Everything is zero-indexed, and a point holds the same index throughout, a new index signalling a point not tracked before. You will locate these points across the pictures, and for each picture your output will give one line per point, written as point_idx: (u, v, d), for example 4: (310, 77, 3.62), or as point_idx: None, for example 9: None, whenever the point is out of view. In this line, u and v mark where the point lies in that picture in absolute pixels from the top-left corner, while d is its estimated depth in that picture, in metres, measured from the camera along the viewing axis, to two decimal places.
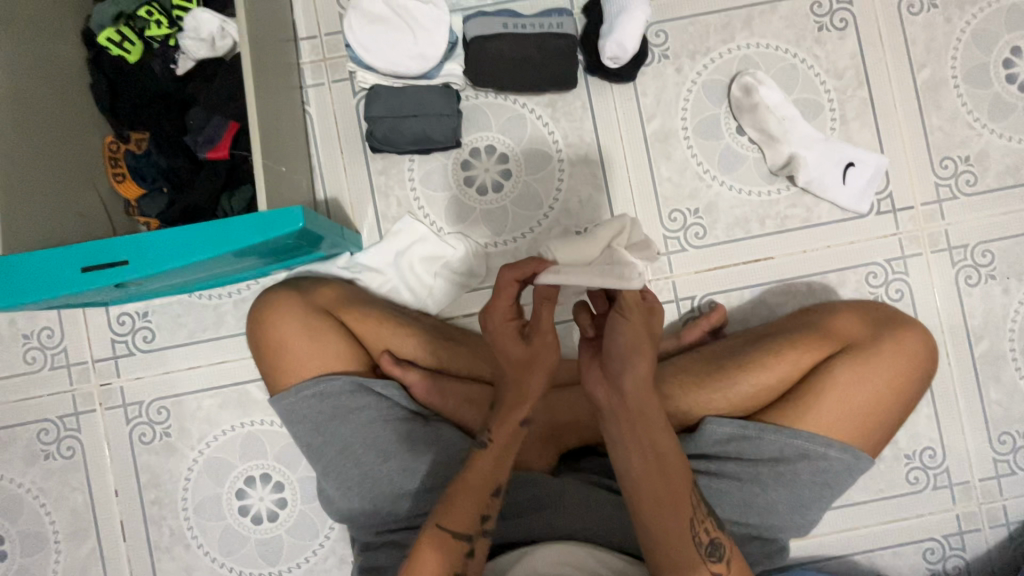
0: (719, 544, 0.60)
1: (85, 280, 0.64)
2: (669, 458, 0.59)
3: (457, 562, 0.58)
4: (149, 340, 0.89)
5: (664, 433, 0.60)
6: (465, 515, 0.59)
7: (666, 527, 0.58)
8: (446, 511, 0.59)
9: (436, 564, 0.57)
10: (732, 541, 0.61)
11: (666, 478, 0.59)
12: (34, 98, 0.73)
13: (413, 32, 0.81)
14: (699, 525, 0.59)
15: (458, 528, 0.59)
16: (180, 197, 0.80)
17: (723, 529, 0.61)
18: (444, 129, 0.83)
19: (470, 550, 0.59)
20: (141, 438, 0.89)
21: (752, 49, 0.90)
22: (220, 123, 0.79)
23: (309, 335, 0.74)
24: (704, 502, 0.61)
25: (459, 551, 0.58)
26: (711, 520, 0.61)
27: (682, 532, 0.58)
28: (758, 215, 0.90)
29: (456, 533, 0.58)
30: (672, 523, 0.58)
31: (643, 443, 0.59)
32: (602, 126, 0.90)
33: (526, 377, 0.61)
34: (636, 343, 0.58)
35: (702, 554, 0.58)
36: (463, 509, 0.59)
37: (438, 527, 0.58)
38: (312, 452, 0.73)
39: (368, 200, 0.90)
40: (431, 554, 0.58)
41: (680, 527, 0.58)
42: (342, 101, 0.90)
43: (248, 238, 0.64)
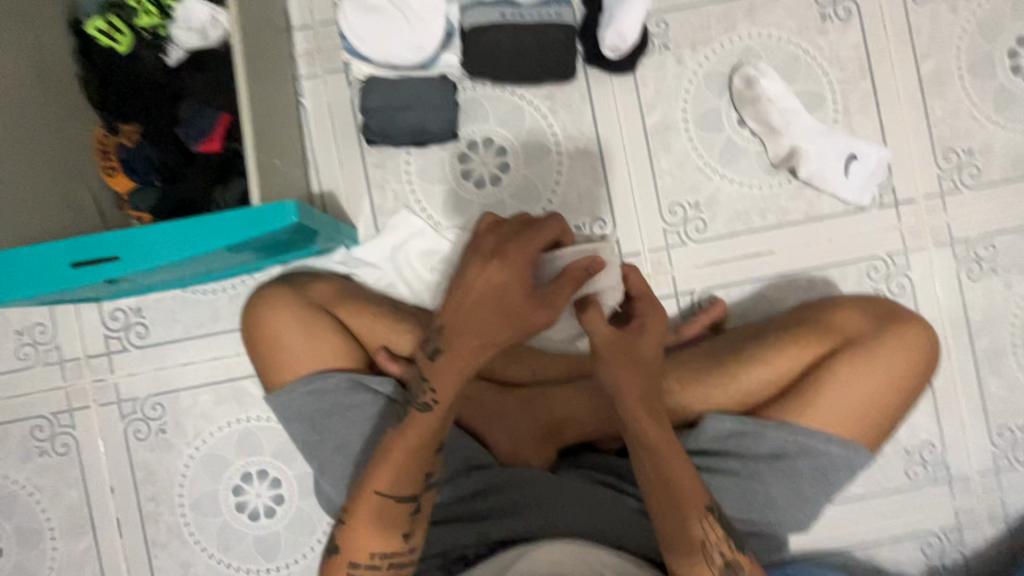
0: (738, 565, 0.59)
1: (74, 279, 0.64)
2: (683, 483, 0.59)
3: (403, 522, 0.61)
4: (143, 336, 0.88)
5: (677, 460, 0.60)
6: (404, 477, 0.60)
7: (680, 551, 0.58)
8: (380, 475, 0.60)
9: (381, 525, 0.60)
10: (753, 560, 0.60)
11: (676, 502, 0.59)
12: (20, 91, 0.72)
13: (408, 21, 0.79)
14: (714, 546, 0.58)
15: (395, 491, 0.60)
16: (173, 190, 0.78)
17: (744, 548, 0.60)
18: (440, 121, 0.82)
19: (416, 506, 0.61)
20: (136, 434, 0.88)
21: (754, 40, 0.89)
22: (211, 114, 0.78)
23: (305, 332, 0.73)
24: (721, 523, 0.60)
25: (402, 511, 0.61)
26: (728, 542, 0.60)
27: (694, 554, 0.58)
28: (759, 209, 0.89)
29: (397, 495, 0.60)
30: (687, 548, 0.58)
31: (653, 470, 0.59)
32: (602, 118, 0.89)
33: (486, 289, 0.58)
34: (625, 381, 0.60)
35: (718, 574, 0.58)
36: (398, 472, 0.60)
37: (376, 493, 0.60)
38: (308, 449, 0.72)
39: (364, 194, 0.88)
40: (374, 515, 0.60)
41: (694, 549, 0.58)
42: (337, 92, 0.88)
43: (241, 234, 0.63)
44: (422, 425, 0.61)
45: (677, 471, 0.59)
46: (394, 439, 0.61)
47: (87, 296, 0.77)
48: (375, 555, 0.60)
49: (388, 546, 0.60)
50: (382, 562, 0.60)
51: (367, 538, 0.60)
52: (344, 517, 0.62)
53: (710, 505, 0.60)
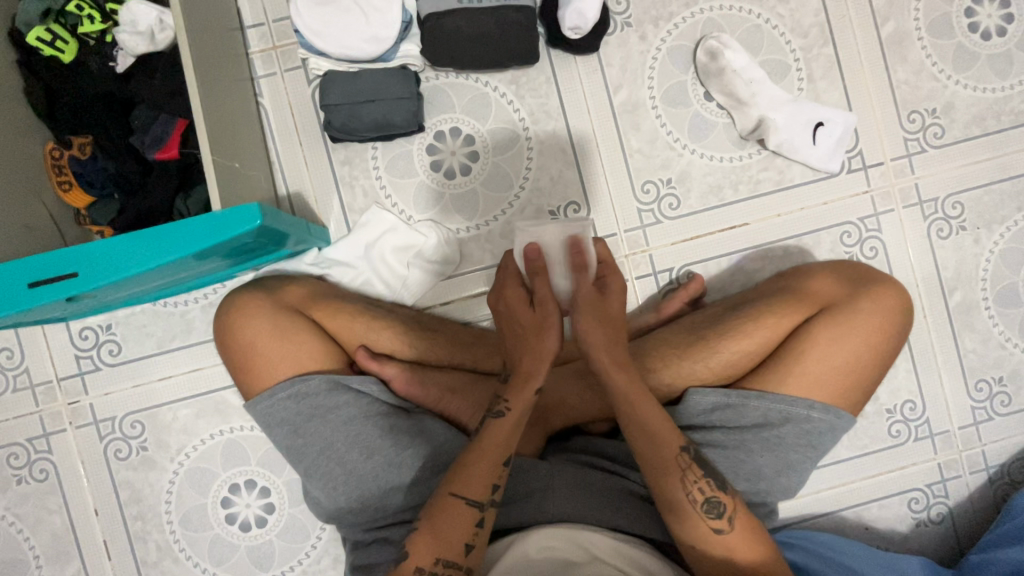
0: (718, 502, 0.63)
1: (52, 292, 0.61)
2: (660, 430, 0.65)
3: (469, 530, 0.60)
4: (115, 353, 0.86)
5: (651, 410, 0.66)
6: (480, 482, 0.61)
7: (664, 497, 0.64)
8: (460, 480, 0.61)
9: (449, 530, 0.59)
10: (735, 499, 0.64)
11: (657, 449, 0.65)
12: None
13: (363, 12, 0.77)
14: (691, 485, 0.64)
15: (470, 495, 0.60)
16: (132, 202, 0.76)
17: (726, 489, 0.64)
18: (404, 113, 0.80)
19: (480, 519, 0.60)
20: (116, 454, 0.86)
21: (715, 12, 0.88)
22: (167, 121, 0.76)
23: (280, 338, 0.72)
24: (699, 463, 0.65)
25: (469, 519, 0.60)
26: (708, 482, 0.64)
27: (676, 495, 0.64)
28: (731, 182, 0.89)
29: (468, 499, 0.60)
30: (668, 489, 0.64)
31: (633, 421, 0.65)
32: (568, 101, 0.88)
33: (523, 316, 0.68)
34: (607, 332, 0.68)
35: (699, 512, 0.63)
36: (479, 479, 0.61)
37: (452, 495, 0.61)
38: (292, 454, 0.71)
39: (332, 192, 0.87)
40: (446, 520, 0.59)
41: (677, 493, 0.63)
42: (296, 90, 0.86)
43: (205, 240, 0.61)
44: (504, 429, 0.64)
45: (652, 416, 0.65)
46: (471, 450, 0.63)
47: (70, 310, 0.75)
48: (439, 562, 0.58)
49: (451, 555, 0.59)
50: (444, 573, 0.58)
51: (434, 539, 0.59)
52: (420, 532, 0.60)
53: (685, 447, 0.65)
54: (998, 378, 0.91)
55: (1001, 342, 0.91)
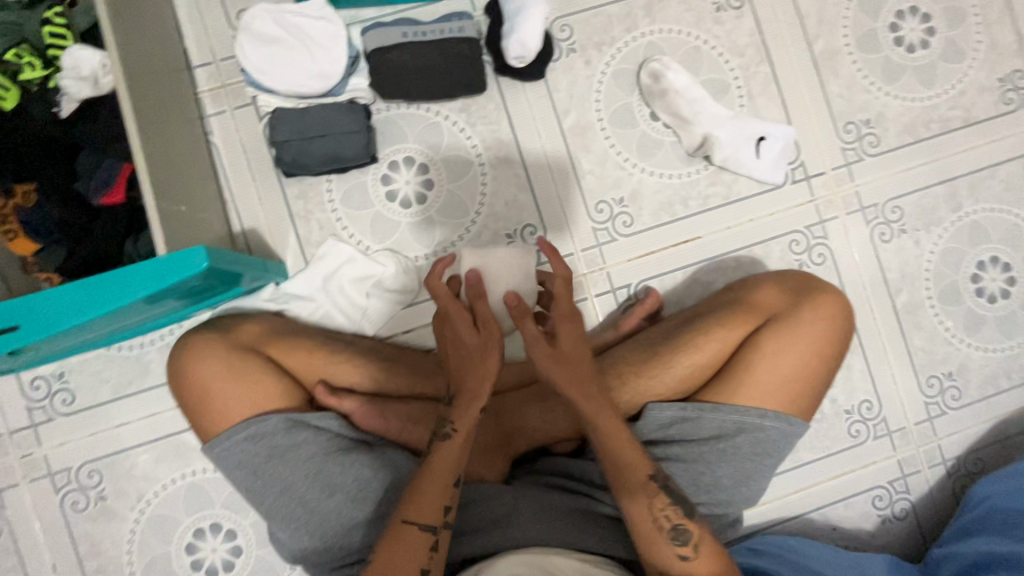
0: (683, 530, 0.64)
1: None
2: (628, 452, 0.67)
3: (424, 555, 0.61)
4: (70, 402, 0.84)
5: (620, 435, 0.68)
6: (431, 507, 0.63)
7: (632, 522, 0.65)
8: (411, 505, 0.63)
9: (405, 558, 0.61)
10: (702, 529, 0.64)
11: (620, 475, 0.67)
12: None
13: (309, 50, 0.78)
14: (657, 512, 0.65)
15: (423, 520, 0.63)
16: (80, 247, 0.75)
17: (693, 516, 0.65)
18: (354, 146, 0.81)
19: (435, 542, 0.62)
20: (73, 506, 0.83)
21: (656, 36, 0.92)
22: (112, 164, 0.75)
23: (235, 378, 0.71)
24: (666, 491, 0.66)
25: (424, 544, 0.62)
26: (674, 508, 0.65)
27: (642, 521, 0.65)
28: (681, 197, 0.91)
29: (422, 524, 0.62)
30: (636, 516, 0.65)
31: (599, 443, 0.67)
32: (519, 126, 0.90)
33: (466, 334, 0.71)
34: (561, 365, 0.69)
35: (665, 538, 0.64)
36: (432, 504, 0.64)
37: (406, 522, 0.62)
38: (253, 496, 0.70)
39: (288, 227, 0.86)
40: (400, 548, 0.61)
41: (643, 517, 0.65)
42: (247, 127, 0.86)
43: (150, 288, 0.60)
44: (450, 453, 0.67)
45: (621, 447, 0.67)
46: (421, 475, 0.65)
47: (18, 362, 0.73)
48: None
49: None
50: None
51: (389, 569, 0.60)
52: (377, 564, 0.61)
53: (652, 474, 0.66)
54: (947, 373, 0.94)
55: (947, 339, 0.94)
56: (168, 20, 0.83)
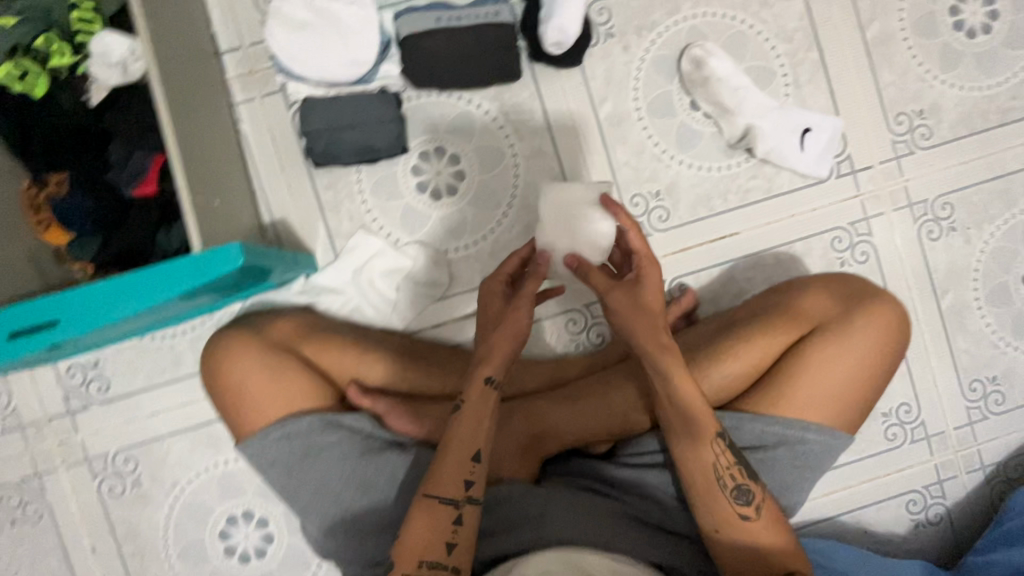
0: (746, 490, 0.65)
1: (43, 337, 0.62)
2: (699, 410, 0.66)
3: (447, 530, 0.61)
4: (105, 390, 0.85)
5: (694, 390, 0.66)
6: (451, 482, 0.62)
7: (691, 473, 0.66)
8: (430, 481, 0.62)
9: (427, 532, 0.60)
10: (765, 490, 0.66)
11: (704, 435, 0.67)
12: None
13: (340, 35, 0.75)
14: (723, 469, 0.65)
15: (444, 494, 0.62)
16: (114, 238, 0.74)
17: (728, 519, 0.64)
18: (386, 137, 0.79)
19: (458, 517, 0.62)
20: (111, 491, 0.85)
21: (699, 19, 0.87)
22: (143, 155, 0.73)
23: (270, 377, 0.71)
24: (732, 449, 0.66)
25: (447, 518, 0.61)
26: (738, 468, 0.66)
27: (707, 477, 0.65)
28: (720, 191, 0.88)
29: (444, 498, 0.62)
30: (699, 469, 0.66)
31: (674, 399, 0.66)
32: (554, 115, 0.87)
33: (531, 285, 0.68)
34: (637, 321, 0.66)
35: (728, 496, 0.65)
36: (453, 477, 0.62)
37: (426, 496, 0.62)
38: (288, 494, 0.70)
39: (318, 218, 0.85)
40: (423, 521, 0.61)
41: (706, 471, 0.65)
42: (276, 115, 0.85)
43: (185, 284, 0.60)
44: (470, 427, 0.64)
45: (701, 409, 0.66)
46: (439, 451, 0.64)
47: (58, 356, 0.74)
48: (423, 565, 0.59)
49: (433, 556, 0.60)
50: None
51: (411, 540, 0.60)
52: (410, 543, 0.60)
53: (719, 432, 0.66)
54: (992, 377, 0.91)
55: (993, 342, 0.91)
56: (197, 4, 0.81)
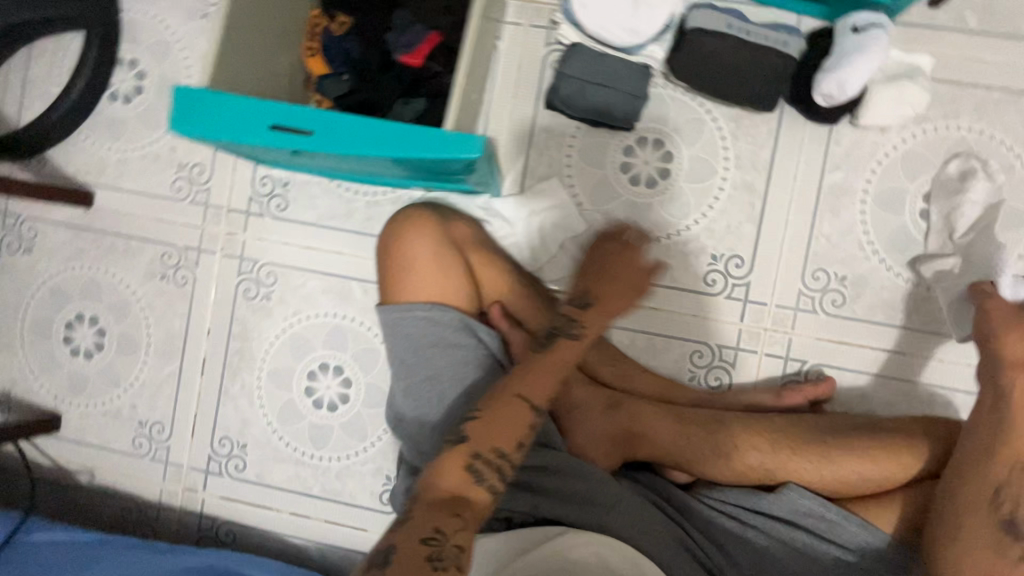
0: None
1: (248, 131, 0.67)
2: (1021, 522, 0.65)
3: (524, 430, 0.64)
4: (282, 209, 0.93)
5: None
6: (544, 389, 0.67)
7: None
8: (529, 385, 0.66)
9: (505, 422, 0.64)
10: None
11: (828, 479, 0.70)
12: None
13: (635, 0, 0.77)
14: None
15: (534, 397, 0.66)
16: (360, 88, 0.82)
17: None
18: (625, 110, 0.83)
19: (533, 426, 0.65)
20: (245, 292, 0.95)
21: (972, 135, 0.82)
22: (422, 30, 0.80)
23: (437, 263, 0.75)
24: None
25: (525, 421, 0.65)
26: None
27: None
28: (907, 306, 0.84)
29: (532, 401, 0.66)
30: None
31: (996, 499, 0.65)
32: (780, 160, 0.85)
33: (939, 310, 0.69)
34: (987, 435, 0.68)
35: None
36: (544, 384, 0.67)
37: (518, 395, 0.66)
38: (400, 366, 0.75)
39: (522, 150, 0.89)
40: (504, 410, 0.64)
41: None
42: (532, 46, 0.89)
43: (426, 151, 0.66)
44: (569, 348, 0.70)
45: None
46: (541, 357, 0.69)
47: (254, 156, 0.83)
48: (487, 453, 0.62)
49: (503, 447, 0.63)
50: (484, 465, 0.61)
51: (493, 426, 0.63)
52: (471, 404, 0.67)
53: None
54: None
55: None
56: None
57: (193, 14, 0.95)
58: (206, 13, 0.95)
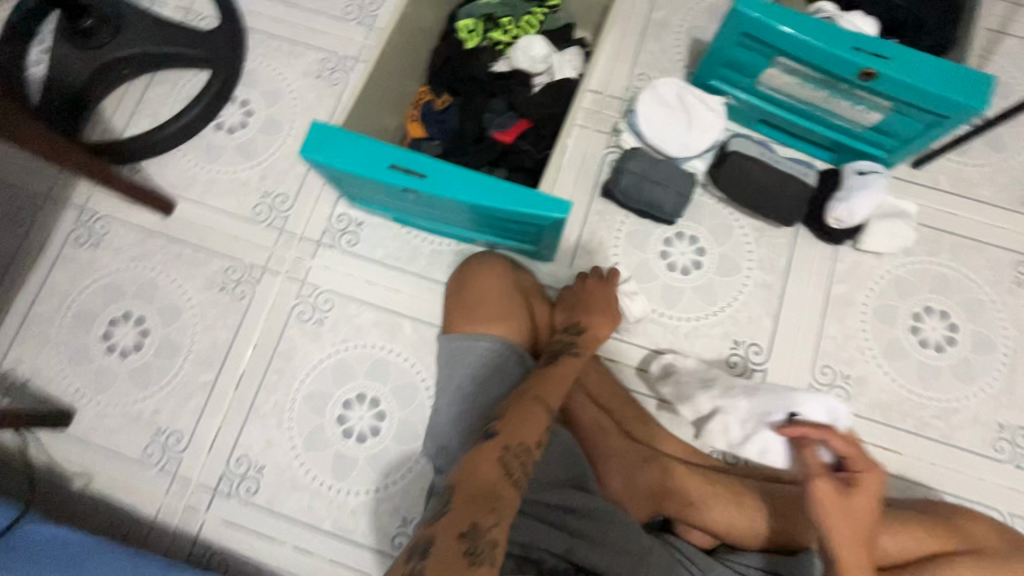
0: None
1: (369, 167, 0.78)
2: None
3: (539, 427, 0.69)
4: (352, 244, 1.02)
5: None
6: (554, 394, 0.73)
7: None
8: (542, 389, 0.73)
9: (524, 419, 0.68)
10: None
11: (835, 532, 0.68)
12: (403, 31, 0.92)
13: (688, 124, 0.96)
14: None
15: (547, 399, 0.72)
16: (453, 153, 0.96)
17: None
18: (673, 205, 0.96)
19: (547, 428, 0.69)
20: (298, 314, 0.99)
21: (949, 272, 0.99)
22: (513, 117, 0.96)
23: (508, 303, 0.84)
24: None
25: (541, 422, 0.69)
26: None
27: None
28: (902, 409, 0.94)
29: (546, 405, 0.71)
30: None
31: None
32: (795, 267, 1.00)
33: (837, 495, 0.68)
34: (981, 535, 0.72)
35: None
36: (554, 392, 0.74)
37: (534, 394, 0.71)
38: (458, 393, 0.79)
39: (576, 227, 1.03)
40: (523, 410, 0.69)
41: None
42: (594, 147, 1.06)
43: (524, 207, 0.77)
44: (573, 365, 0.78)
45: (862, 496, 0.65)
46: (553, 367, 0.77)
47: (348, 191, 0.93)
48: (507, 446, 0.64)
49: (526, 437, 0.66)
50: (508, 454, 0.64)
51: (513, 422, 0.67)
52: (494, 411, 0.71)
53: None
54: None
55: None
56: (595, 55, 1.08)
57: (309, 74, 1.11)
58: (321, 75, 1.11)
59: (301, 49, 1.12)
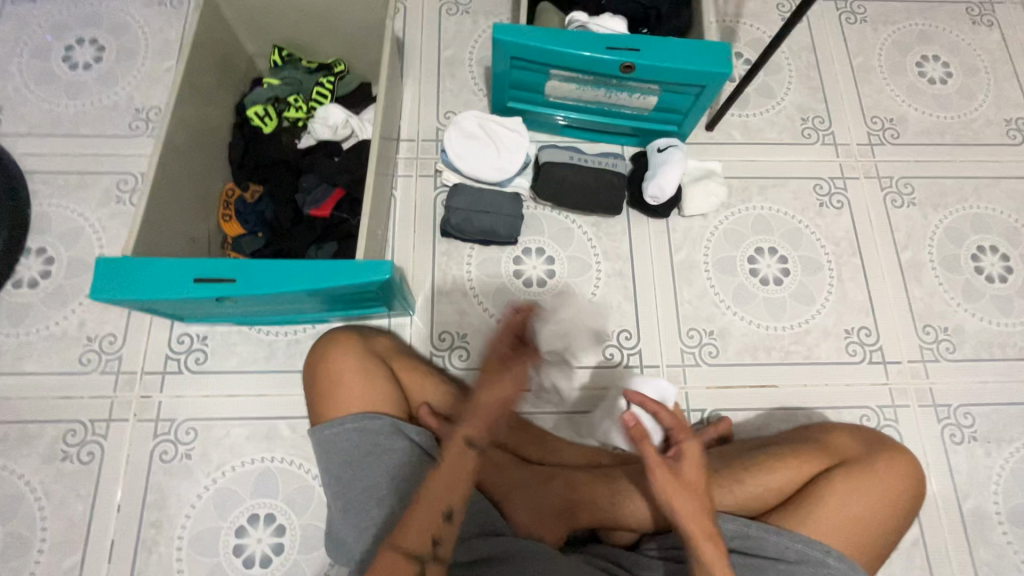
0: (904, 523, 0.76)
1: (177, 288, 0.74)
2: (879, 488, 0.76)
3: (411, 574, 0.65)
4: (201, 362, 0.96)
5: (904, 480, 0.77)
6: (417, 536, 0.67)
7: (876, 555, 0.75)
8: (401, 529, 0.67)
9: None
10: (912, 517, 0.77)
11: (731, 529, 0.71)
12: (179, 140, 0.89)
13: (497, 148, 1.00)
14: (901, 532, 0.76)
15: (406, 545, 0.66)
16: (276, 242, 0.94)
17: None
18: (507, 227, 0.99)
19: (421, 567, 0.66)
20: (161, 455, 0.91)
21: (765, 211, 1.09)
22: (327, 189, 0.95)
23: (363, 374, 0.80)
24: (903, 519, 0.76)
25: (411, 565, 0.66)
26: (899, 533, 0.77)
27: (881, 551, 0.75)
28: (765, 345, 1.01)
29: (410, 551, 0.66)
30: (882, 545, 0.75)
31: (853, 472, 0.76)
32: (636, 249, 1.06)
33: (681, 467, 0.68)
34: (831, 445, 0.81)
35: (895, 542, 0.76)
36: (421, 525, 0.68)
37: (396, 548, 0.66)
38: (339, 485, 0.75)
39: (428, 274, 1.03)
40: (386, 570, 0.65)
41: (883, 551, 0.75)
42: (423, 192, 1.08)
43: (344, 279, 0.75)
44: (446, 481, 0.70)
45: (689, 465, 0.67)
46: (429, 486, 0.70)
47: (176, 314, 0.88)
48: None
49: None
50: None
51: None
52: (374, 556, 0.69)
53: (898, 509, 0.76)
54: None
55: (1015, 561, 0.92)
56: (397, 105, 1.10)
57: (107, 201, 1.04)
58: (121, 198, 1.04)
59: (92, 178, 1.05)
